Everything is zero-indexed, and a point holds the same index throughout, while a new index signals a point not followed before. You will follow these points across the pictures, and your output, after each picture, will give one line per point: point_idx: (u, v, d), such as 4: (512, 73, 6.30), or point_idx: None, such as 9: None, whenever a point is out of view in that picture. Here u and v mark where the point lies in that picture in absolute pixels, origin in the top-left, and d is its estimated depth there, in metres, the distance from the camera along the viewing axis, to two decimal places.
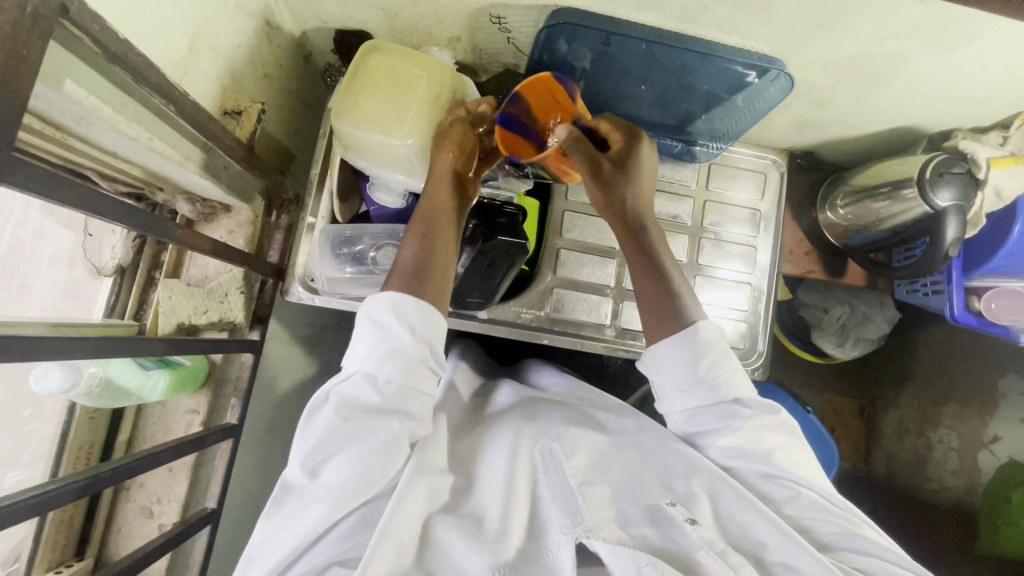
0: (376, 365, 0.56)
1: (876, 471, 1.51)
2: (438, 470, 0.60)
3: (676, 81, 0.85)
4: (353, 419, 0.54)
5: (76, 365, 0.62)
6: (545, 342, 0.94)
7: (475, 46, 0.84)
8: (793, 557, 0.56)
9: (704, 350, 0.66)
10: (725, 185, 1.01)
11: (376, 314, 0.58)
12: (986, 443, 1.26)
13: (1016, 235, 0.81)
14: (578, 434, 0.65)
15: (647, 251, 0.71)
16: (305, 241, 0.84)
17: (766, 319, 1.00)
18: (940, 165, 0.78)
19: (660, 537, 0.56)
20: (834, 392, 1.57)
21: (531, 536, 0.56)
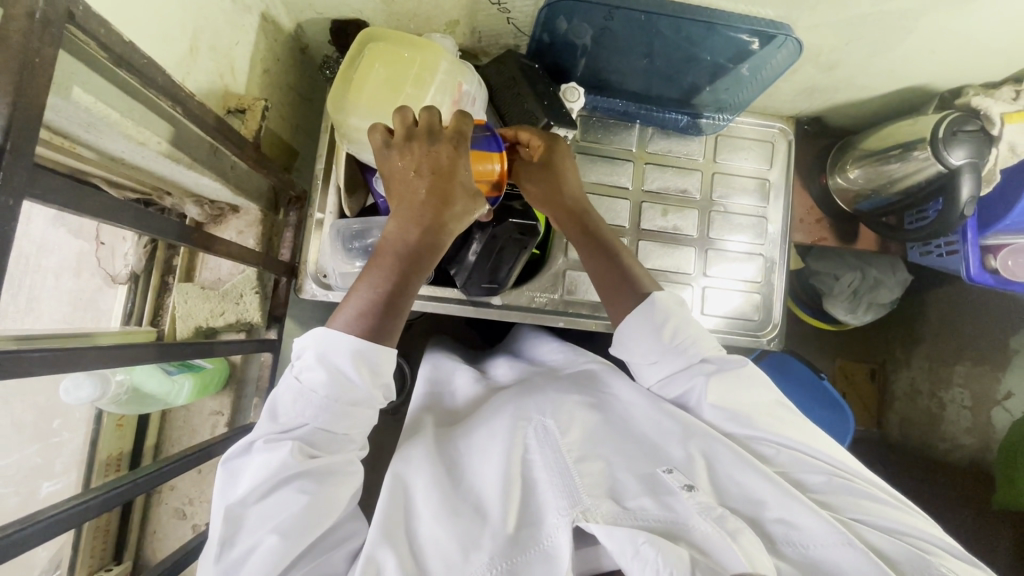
0: (332, 417, 0.57)
1: (891, 434, 1.53)
2: (428, 463, 0.62)
3: (680, 53, 0.84)
4: (312, 460, 0.55)
5: (104, 374, 0.62)
6: (562, 326, 0.94)
7: (474, 29, 0.83)
8: (791, 513, 0.56)
9: (665, 318, 0.70)
10: (732, 156, 1.00)
11: (334, 362, 0.56)
12: (999, 400, 1.28)
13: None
14: (571, 413, 0.67)
15: (589, 231, 0.77)
16: (316, 237, 0.85)
17: (780, 289, 0.99)
18: (953, 123, 0.77)
19: (658, 506, 0.56)
20: (846, 356, 1.58)
21: (529, 520, 0.57)
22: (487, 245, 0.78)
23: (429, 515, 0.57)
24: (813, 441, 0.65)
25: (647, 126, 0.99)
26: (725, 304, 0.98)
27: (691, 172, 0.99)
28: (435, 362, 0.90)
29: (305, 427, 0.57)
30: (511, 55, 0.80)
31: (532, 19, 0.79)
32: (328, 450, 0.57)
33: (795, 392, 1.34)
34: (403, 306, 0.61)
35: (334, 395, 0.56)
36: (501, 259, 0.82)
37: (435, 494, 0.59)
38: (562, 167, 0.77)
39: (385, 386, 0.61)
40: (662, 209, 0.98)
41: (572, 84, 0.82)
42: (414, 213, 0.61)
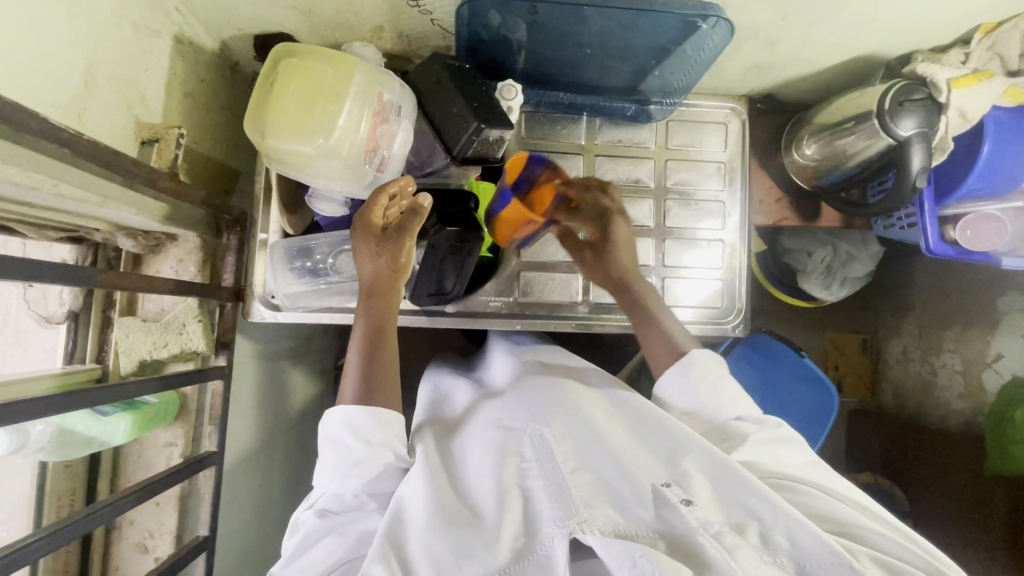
0: (338, 482, 0.63)
1: (885, 403, 1.53)
2: (432, 475, 0.62)
3: (616, 41, 0.81)
4: (328, 522, 0.62)
5: (20, 426, 0.59)
6: (519, 329, 0.93)
7: (400, 33, 0.80)
8: (791, 529, 0.54)
9: (698, 373, 0.72)
10: (686, 141, 0.98)
11: (335, 429, 0.64)
12: (989, 362, 1.26)
13: (987, 154, 0.76)
14: (564, 418, 0.66)
15: (635, 302, 0.83)
16: (260, 259, 0.87)
17: (741, 276, 0.97)
18: (899, 93, 0.74)
19: (658, 520, 0.55)
20: (833, 334, 1.59)
21: (525, 533, 0.57)
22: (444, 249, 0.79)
23: (426, 529, 0.57)
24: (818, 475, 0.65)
25: (595, 117, 0.97)
26: (690, 294, 0.97)
27: (643, 161, 0.97)
28: (435, 379, 0.89)
29: (322, 495, 0.64)
30: (437, 56, 0.77)
31: (455, 20, 0.77)
32: (345, 512, 0.64)
33: (779, 372, 1.34)
34: (380, 342, 0.70)
35: (338, 459, 0.63)
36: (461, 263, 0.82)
37: (432, 508, 0.59)
38: (614, 245, 0.85)
39: (391, 446, 0.64)
40: None
41: (509, 81, 0.79)
42: (373, 269, 0.71)
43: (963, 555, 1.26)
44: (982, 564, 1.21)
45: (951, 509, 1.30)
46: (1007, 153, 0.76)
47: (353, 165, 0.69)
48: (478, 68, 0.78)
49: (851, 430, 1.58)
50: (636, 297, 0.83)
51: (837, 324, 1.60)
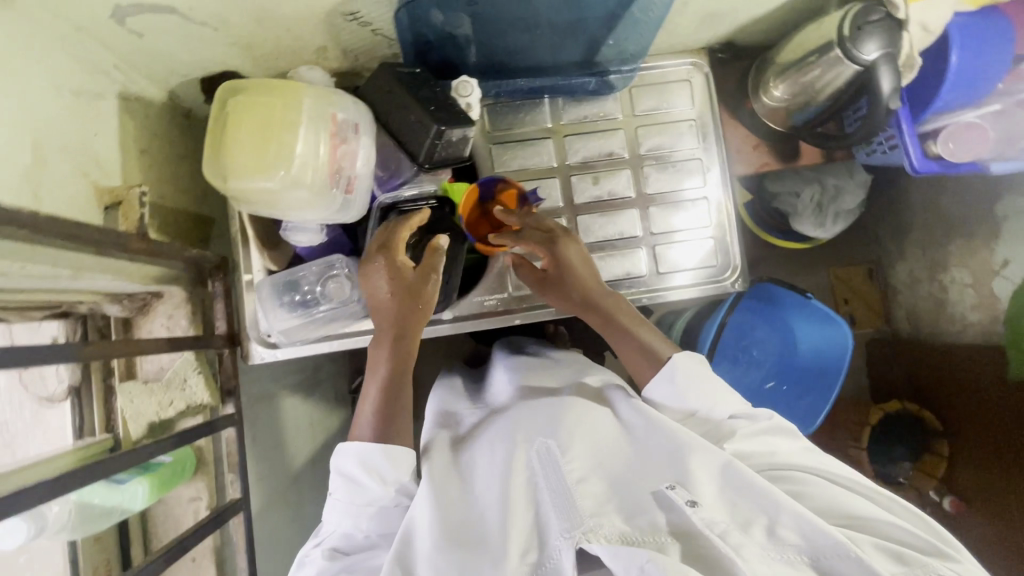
0: (352, 520, 0.64)
1: (902, 329, 1.53)
2: (438, 494, 0.62)
3: (562, 18, 0.80)
4: (340, 561, 0.63)
5: (39, 511, 0.58)
6: (519, 322, 0.93)
7: (344, 49, 0.79)
8: (797, 521, 0.55)
9: (684, 378, 0.72)
10: (652, 104, 0.96)
11: (347, 468, 0.64)
12: (998, 269, 1.25)
13: (955, 63, 0.74)
14: (570, 429, 0.66)
15: (610, 324, 0.78)
16: (249, 300, 0.85)
17: (731, 231, 0.96)
18: (855, 18, 0.72)
19: (662, 523, 0.55)
20: (834, 271, 1.59)
21: (532, 544, 0.57)
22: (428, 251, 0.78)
23: (432, 550, 0.57)
24: (831, 467, 0.67)
25: (556, 97, 0.95)
26: (686, 258, 0.95)
27: (613, 133, 0.95)
28: (440, 394, 0.89)
29: (331, 535, 0.65)
30: (385, 69, 0.75)
31: (396, 24, 0.75)
32: (358, 550, 0.65)
33: (789, 319, 1.33)
34: (405, 372, 0.69)
35: (353, 498, 0.64)
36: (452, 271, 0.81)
37: (438, 532, 0.59)
38: (570, 265, 0.80)
39: (402, 485, 0.65)
40: (593, 178, 0.94)
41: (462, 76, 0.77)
42: (393, 301, 0.70)
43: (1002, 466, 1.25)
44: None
45: (980, 420, 1.31)
46: (975, 58, 0.74)
47: (319, 190, 0.67)
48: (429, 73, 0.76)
49: (873, 360, 1.59)
50: (609, 317, 0.78)
51: (840, 259, 1.59)
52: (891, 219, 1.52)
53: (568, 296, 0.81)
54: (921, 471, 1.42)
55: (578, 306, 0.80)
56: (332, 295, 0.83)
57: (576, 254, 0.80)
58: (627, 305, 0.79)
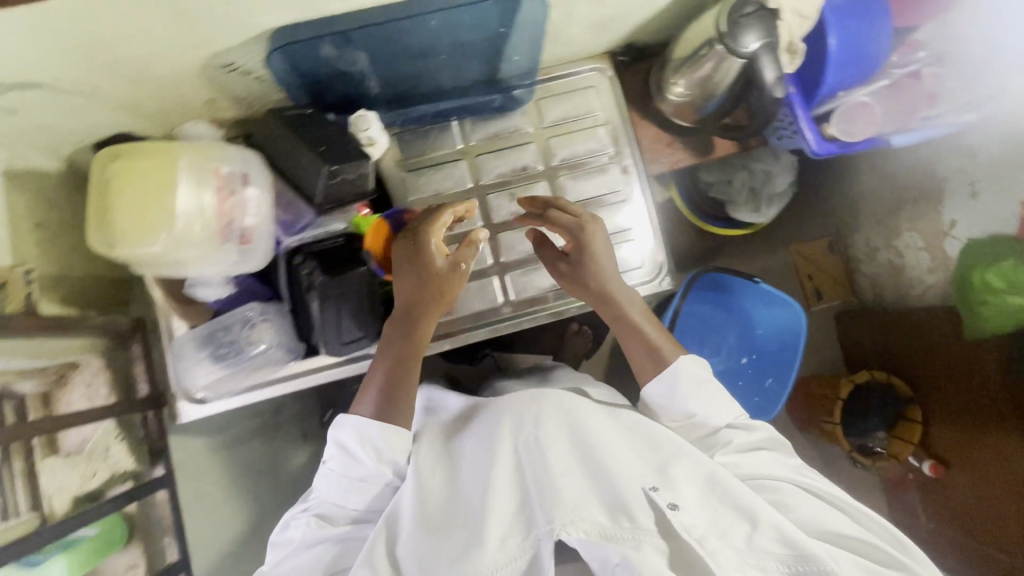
0: (342, 492, 0.70)
1: (867, 299, 1.57)
2: (430, 493, 0.69)
3: (449, 43, 0.80)
4: (326, 529, 0.70)
5: None
6: (450, 347, 0.93)
7: (234, 99, 0.79)
8: (778, 524, 0.62)
9: (687, 388, 0.79)
10: (561, 114, 0.96)
11: (344, 438, 0.70)
12: (947, 230, 1.28)
13: (835, 46, 0.74)
14: (559, 426, 0.70)
15: (617, 316, 0.83)
16: (171, 358, 0.84)
17: (654, 230, 0.96)
18: (731, 12, 0.72)
19: (641, 523, 0.60)
20: (798, 251, 1.60)
21: (512, 529, 0.62)
22: (337, 285, 0.78)
23: (424, 539, 0.64)
24: (818, 486, 0.76)
25: (464, 118, 0.95)
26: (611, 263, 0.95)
27: (525, 146, 0.95)
28: (429, 388, 0.95)
29: (317, 502, 0.71)
30: (269, 117, 0.74)
31: (273, 73, 0.73)
32: (342, 520, 0.72)
33: (736, 304, 1.34)
34: (412, 358, 0.75)
35: (346, 470, 0.70)
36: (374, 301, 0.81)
37: (431, 527, 0.65)
38: (592, 261, 0.83)
39: (395, 461, 0.71)
40: (511, 194, 0.94)
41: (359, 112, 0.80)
42: (417, 292, 0.74)
43: (974, 423, 1.28)
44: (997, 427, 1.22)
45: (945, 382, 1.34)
46: (853, 38, 0.74)
47: (206, 244, 0.67)
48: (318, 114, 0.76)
49: (844, 331, 1.61)
50: (618, 313, 0.83)
51: (792, 238, 1.60)
52: (846, 192, 1.55)
53: (581, 287, 0.84)
54: (900, 438, 1.42)
55: (591, 298, 0.84)
56: (258, 343, 0.83)
57: (603, 251, 0.83)
58: (637, 301, 0.84)
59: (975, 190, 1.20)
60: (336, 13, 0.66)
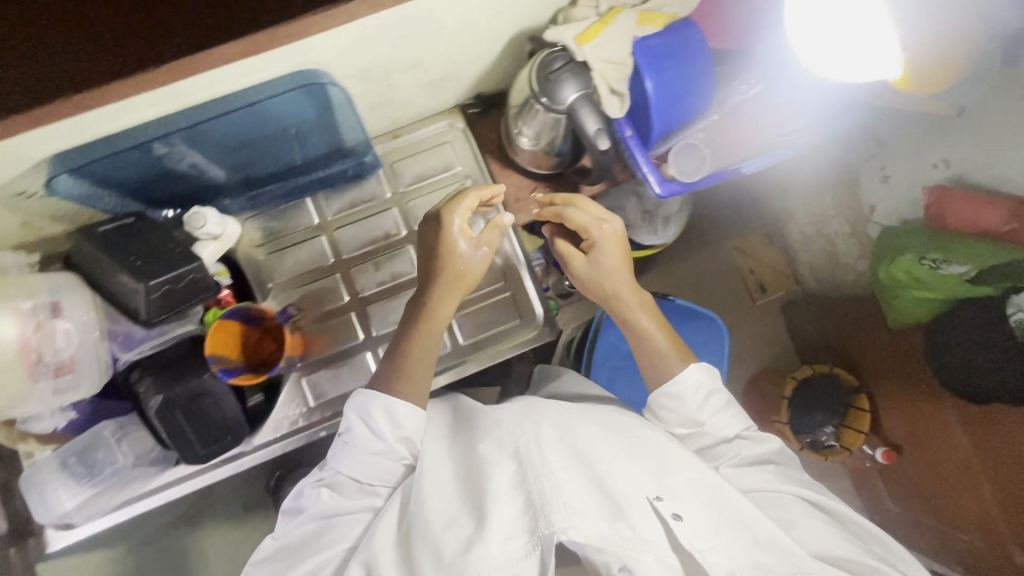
0: (357, 466, 0.73)
1: (809, 286, 1.55)
2: (439, 484, 0.67)
3: (269, 130, 0.78)
4: (330, 508, 0.71)
5: None
6: (324, 433, 0.89)
7: (52, 218, 0.76)
8: (788, 545, 0.61)
9: (706, 392, 0.79)
10: (418, 175, 0.93)
11: (366, 410, 0.73)
12: (868, 215, 1.27)
13: (653, 90, 0.71)
14: (565, 436, 0.68)
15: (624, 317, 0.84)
16: (27, 487, 0.79)
17: (525, 281, 0.96)
18: (539, 70, 0.70)
19: (643, 533, 0.60)
20: (737, 246, 1.59)
21: (514, 527, 0.60)
22: (180, 398, 0.76)
23: (429, 524, 0.63)
24: (832, 506, 0.74)
25: (317, 192, 0.92)
26: (482, 321, 0.95)
27: (384, 214, 0.92)
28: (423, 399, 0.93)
29: (334, 474, 0.73)
30: (83, 239, 0.72)
31: (79, 190, 0.71)
32: (345, 502, 0.72)
33: None
34: (427, 347, 0.81)
35: (361, 443, 0.73)
36: (225, 406, 0.79)
37: (437, 517, 0.63)
38: (607, 261, 0.83)
39: (405, 442, 0.74)
40: (374, 265, 0.92)
41: (193, 210, 0.80)
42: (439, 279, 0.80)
43: (920, 408, 1.24)
44: (938, 416, 1.19)
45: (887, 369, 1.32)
46: (671, 81, 0.72)
47: (11, 383, 0.66)
48: (138, 227, 0.74)
49: (792, 323, 1.57)
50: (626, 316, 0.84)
51: (722, 240, 1.59)
52: (775, 183, 1.53)
53: (594, 287, 0.85)
54: (850, 428, 1.36)
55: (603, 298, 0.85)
56: (121, 457, 0.80)
57: (614, 257, 0.83)
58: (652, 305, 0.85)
59: (886, 173, 1.19)
60: (130, 125, 0.66)
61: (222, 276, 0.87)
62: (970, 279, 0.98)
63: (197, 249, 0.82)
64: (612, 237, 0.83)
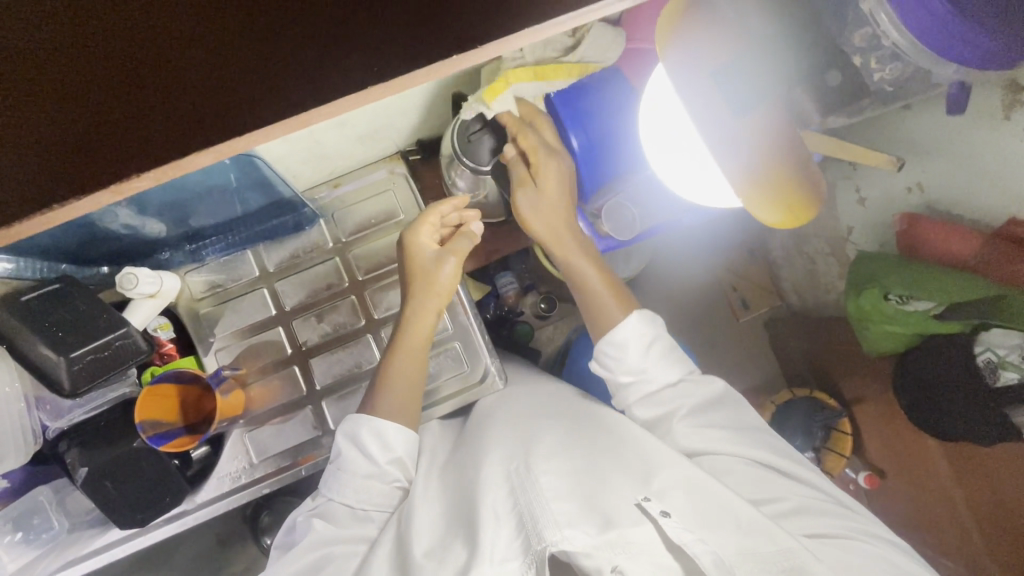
0: (351, 492, 0.73)
1: (793, 302, 1.49)
2: (423, 529, 0.67)
3: (198, 192, 0.77)
4: (325, 539, 0.68)
5: None
6: (270, 489, 0.87)
7: None
8: (767, 531, 0.59)
9: (652, 337, 0.77)
10: (359, 224, 0.92)
11: (354, 433, 0.74)
12: (846, 236, 1.21)
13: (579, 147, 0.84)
14: (551, 452, 0.69)
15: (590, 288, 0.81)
16: None
17: (473, 329, 0.94)
18: (461, 134, 0.81)
19: (639, 536, 0.56)
20: (719, 264, 1.53)
21: (505, 545, 0.59)
22: (110, 464, 0.76)
23: (422, 556, 0.63)
24: (801, 470, 0.72)
25: (257, 244, 0.91)
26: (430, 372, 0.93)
27: (326, 265, 0.91)
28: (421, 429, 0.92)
29: (326, 503, 0.73)
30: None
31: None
32: (343, 531, 0.70)
33: None
34: (399, 356, 0.79)
35: (349, 467, 0.73)
36: (162, 466, 0.78)
37: (428, 549, 0.64)
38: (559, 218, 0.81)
39: (397, 464, 0.75)
40: (316, 317, 0.90)
41: (124, 271, 0.77)
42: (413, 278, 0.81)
43: (901, 435, 1.18)
44: (918, 439, 1.13)
45: (866, 391, 1.26)
46: (594, 139, 0.84)
47: None
48: (60, 301, 0.73)
49: (774, 339, 1.52)
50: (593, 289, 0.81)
51: (704, 260, 1.54)
52: None
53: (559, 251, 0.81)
54: (833, 452, 1.30)
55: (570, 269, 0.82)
56: (73, 507, 0.85)
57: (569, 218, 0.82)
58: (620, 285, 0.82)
59: (863, 194, 1.13)
60: None
61: (164, 330, 0.85)
62: (938, 315, 0.92)
63: (132, 309, 0.80)
64: (558, 172, 0.80)
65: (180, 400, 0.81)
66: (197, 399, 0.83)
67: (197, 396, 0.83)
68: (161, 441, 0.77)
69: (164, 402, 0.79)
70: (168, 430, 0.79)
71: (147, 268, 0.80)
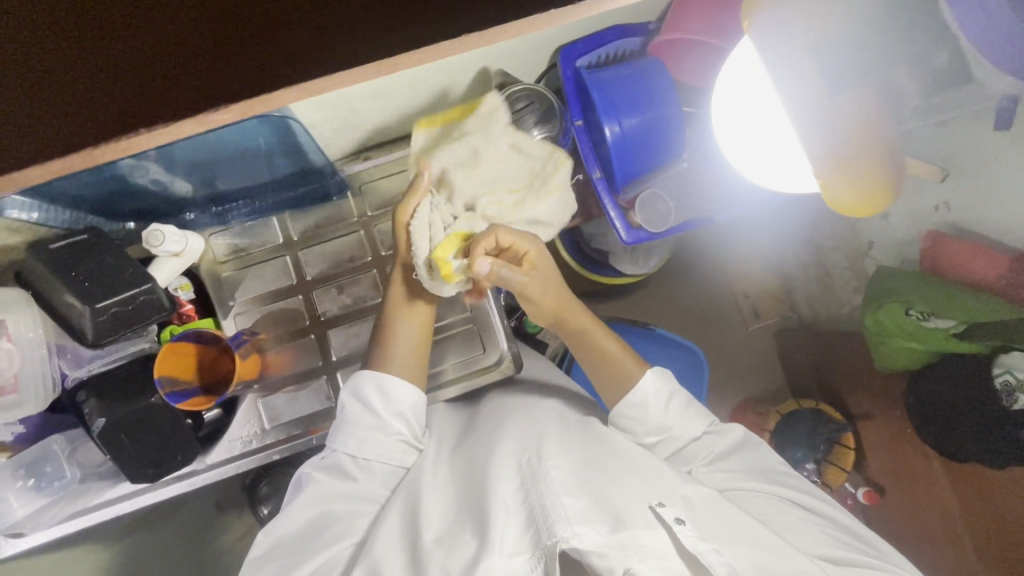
0: (354, 446, 0.72)
1: (805, 314, 1.48)
2: (432, 504, 0.68)
3: (231, 153, 0.77)
4: (328, 503, 0.69)
5: None
6: (280, 455, 0.87)
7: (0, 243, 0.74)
8: (783, 550, 0.58)
9: (669, 390, 0.76)
10: (386, 198, 0.91)
11: (361, 392, 0.74)
12: (866, 251, 1.19)
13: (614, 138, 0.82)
14: (561, 444, 0.69)
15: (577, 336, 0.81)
16: None
17: (492, 311, 0.94)
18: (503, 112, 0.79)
19: (651, 540, 0.57)
20: (733, 270, 1.52)
21: (517, 536, 0.60)
22: (126, 418, 0.76)
23: (430, 540, 0.63)
24: (815, 501, 0.71)
25: (282, 211, 0.91)
26: (446, 351, 0.93)
27: (350, 237, 0.91)
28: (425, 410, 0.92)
29: (330, 456, 0.73)
30: (28, 259, 0.71)
31: (25, 213, 0.70)
32: (345, 491, 0.71)
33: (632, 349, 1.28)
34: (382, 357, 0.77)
35: (353, 423, 0.73)
36: (177, 425, 0.79)
37: (437, 531, 0.65)
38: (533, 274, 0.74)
39: (400, 419, 0.75)
40: (337, 288, 0.90)
41: (150, 228, 0.76)
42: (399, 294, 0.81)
43: (905, 454, 1.17)
44: (922, 459, 1.12)
45: (874, 409, 1.25)
46: (631, 130, 0.83)
47: None
48: (86, 248, 0.73)
49: (782, 349, 1.51)
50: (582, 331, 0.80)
51: (720, 265, 1.52)
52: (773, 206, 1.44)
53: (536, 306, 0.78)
54: (834, 465, 1.29)
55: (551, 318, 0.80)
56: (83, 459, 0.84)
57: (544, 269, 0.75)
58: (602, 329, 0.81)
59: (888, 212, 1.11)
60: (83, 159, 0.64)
61: (185, 291, 0.86)
62: (959, 334, 0.91)
63: (157, 266, 0.80)
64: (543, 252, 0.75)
65: (197, 357, 0.81)
66: (213, 355, 0.82)
67: (213, 353, 0.82)
68: (178, 398, 0.77)
69: (180, 357, 0.79)
70: (184, 387, 0.79)
71: (173, 226, 0.79)
